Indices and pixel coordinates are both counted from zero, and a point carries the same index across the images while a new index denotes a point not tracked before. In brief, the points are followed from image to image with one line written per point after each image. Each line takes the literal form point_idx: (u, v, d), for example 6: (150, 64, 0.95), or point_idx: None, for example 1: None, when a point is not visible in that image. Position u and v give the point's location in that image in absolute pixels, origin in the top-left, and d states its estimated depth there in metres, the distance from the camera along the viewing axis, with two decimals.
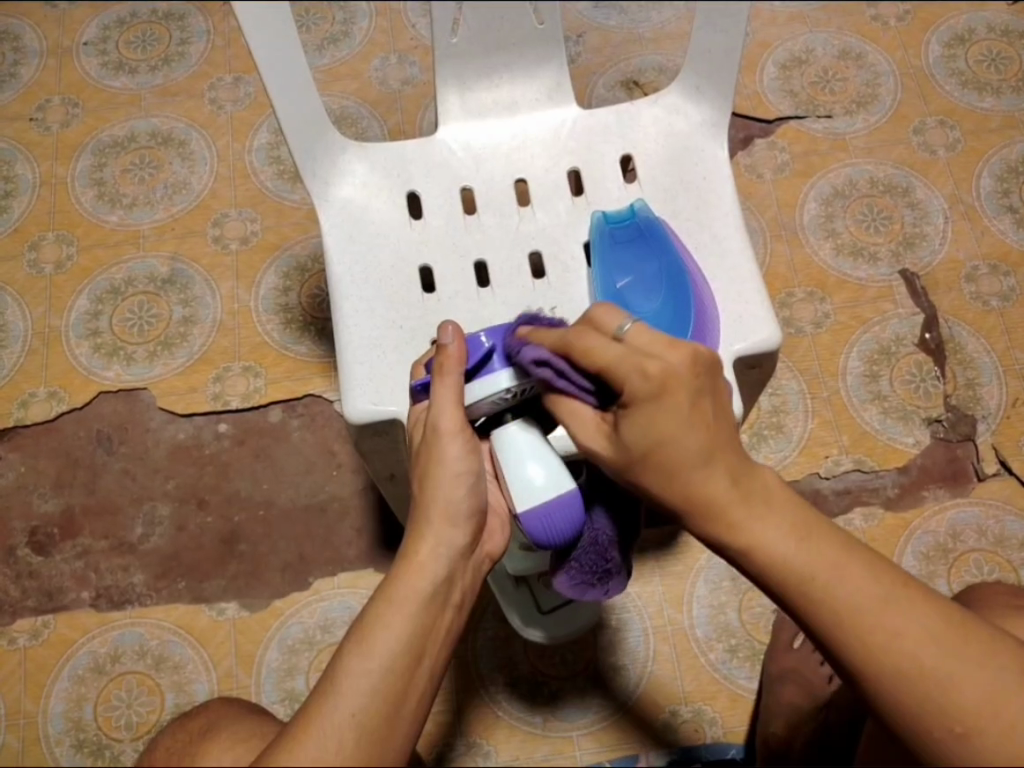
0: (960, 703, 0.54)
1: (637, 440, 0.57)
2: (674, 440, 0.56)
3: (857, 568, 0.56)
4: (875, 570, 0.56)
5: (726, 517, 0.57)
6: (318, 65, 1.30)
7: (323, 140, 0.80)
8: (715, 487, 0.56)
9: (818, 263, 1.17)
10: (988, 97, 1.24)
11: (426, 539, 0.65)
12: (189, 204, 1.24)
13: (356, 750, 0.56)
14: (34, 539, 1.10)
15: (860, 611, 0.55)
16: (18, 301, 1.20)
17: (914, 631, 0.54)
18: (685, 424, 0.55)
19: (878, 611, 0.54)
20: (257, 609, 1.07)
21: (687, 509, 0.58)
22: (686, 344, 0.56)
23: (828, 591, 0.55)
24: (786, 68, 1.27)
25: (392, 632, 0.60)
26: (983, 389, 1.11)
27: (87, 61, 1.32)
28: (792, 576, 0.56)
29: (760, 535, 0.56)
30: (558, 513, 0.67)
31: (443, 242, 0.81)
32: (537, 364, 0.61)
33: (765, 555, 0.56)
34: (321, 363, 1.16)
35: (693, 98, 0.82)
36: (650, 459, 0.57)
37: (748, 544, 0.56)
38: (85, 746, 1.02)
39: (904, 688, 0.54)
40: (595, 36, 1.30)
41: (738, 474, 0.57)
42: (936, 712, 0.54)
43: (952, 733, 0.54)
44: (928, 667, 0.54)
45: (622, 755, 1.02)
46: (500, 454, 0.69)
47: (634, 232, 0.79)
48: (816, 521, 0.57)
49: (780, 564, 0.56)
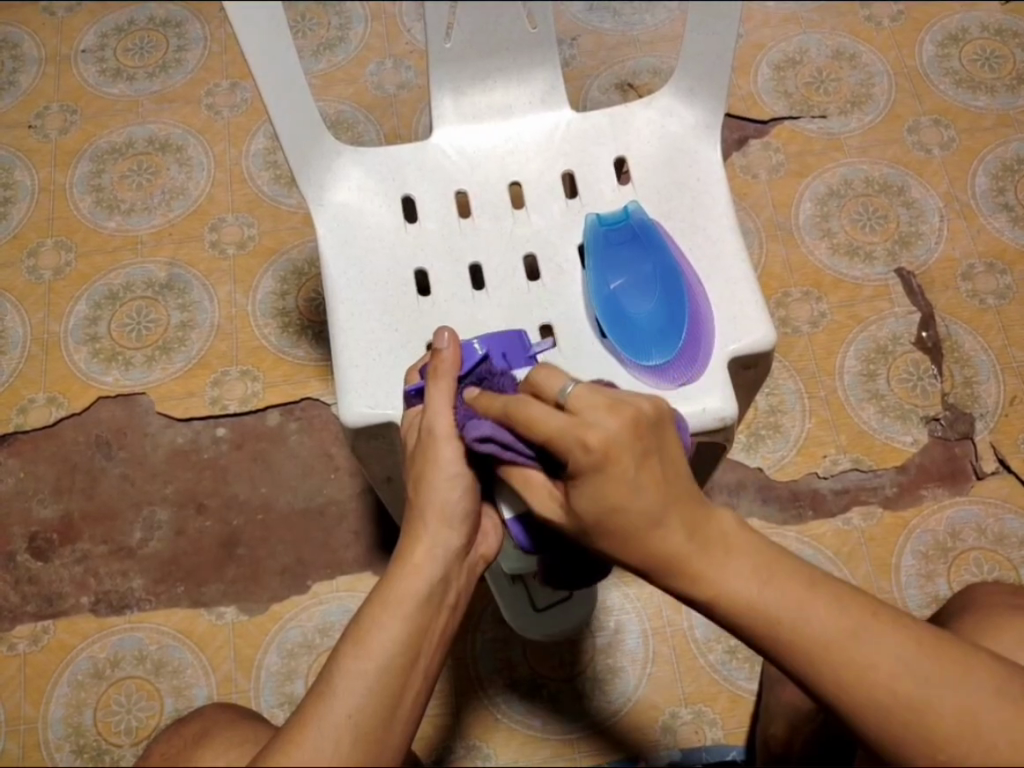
0: (940, 727, 0.53)
1: (586, 510, 0.55)
2: (621, 519, 0.54)
3: (823, 606, 0.54)
4: (843, 605, 0.54)
5: (684, 570, 0.54)
6: (314, 70, 1.31)
7: (317, 146, 0.80)
8: (668, 548, 0.54)
9: (814, 263, 1.17)
10: (982, 96, 1.24)
11: (421, 541, 0.65)
12: (187, 210, 1.25)
13: (351, 750, 0.56)
14: (34, 544, 1.10)
15: (832, 647, 0.53)
16: (17, 308, 1.21)
17: (889, 662, 0.53)
18: (627, 491, 0.53)
19: (847, 646, 0.53)
20: (256, 612, 1.07)
21: (645, 565, 0.55)
22: (627, 406, 0.54)
23: (796, 634, 0.53)
24: (780, 69, 1.27)
25: (388, 633, 0.60)
26: (980, 387, 1.10)
27: (84, 69, 1.33)
28: (757, 623, 0.54)
29: (724, 586, 0.54)
30: (546, 519, 0.67)
31: (438, 245, 0.81)
32: (481, 439, 0.61)
33: (731, 602, 0.54)
34: (319, 367, 1.16)
35: (687, 99, 0.82)
36: (602, 528, 0.55)
37: (710, 593, 0.54)
38: (85, 752, 1.02)
39: (882, 718, 0.53)
40: (590, 39, 1.30)
41: (694, 526, 0.54)
42: (915, 740, 0.53)
43: (932, 758, 0.53)
44: (905, 697, 0.53)
45: (622, 758, 1.02)
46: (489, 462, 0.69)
47: (628, 234, 0.79)
48: (780, 558, 0.55)
49: (744, 607, 0.54)
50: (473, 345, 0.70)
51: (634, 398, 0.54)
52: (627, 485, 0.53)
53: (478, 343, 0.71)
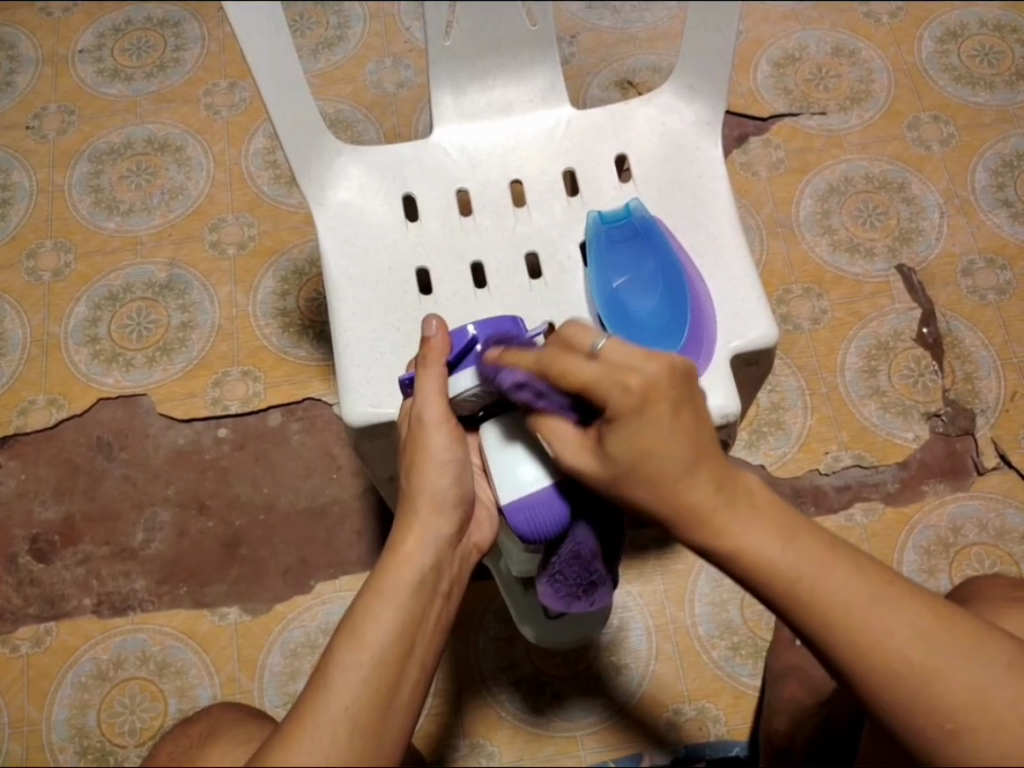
0: (951, 700, 0.54)
1: (624, 457, 0.56)
2: (662, 470, 0.55)
3: (843, 566, 0.55)
4: (860, 573, 0.55)
5: (707, 521, 0.55)
6: (313, 69, 1.30)
7: (317, 144, 0.80)
8: (705, 502, 0.55)
9: (814, 260, 1.17)
10: (981, 92, 1.25)
11: (412, 527, 0.65)
12: (187, 210, 1.24)
13: (350, 741, 0.56)
14: (35, 546, 1.10)
15: (849, 613, 0.54)
16: (17, 310, 1.20)
17: (904, 629, 0.54)
18: (671, 439, 0.55)
19: (865, 608, 0.54)
20: (259, 612, 1.07)
21: (673, 518, 0.56)
22: (663, 354, 0.55)
23: (816, 593, 0.54)
24: (780, 66, 1.28)
25: (381, 623, 0.60)
26: (981, 383, 1.11)
27: (82, 69, 1.33)
28: (779, 584, 0.55)
29: (746, 542, 0.55)
30: (545, 509, 0.68)
31: (439, 244, 0.81)
32: (516, 386, 0.62)
33: (751, 560, 0.55)
34: (320, 367, 1.16)
35: (687, 97, 0.82)
36: (640, 473, 0.56)
37: (733, 549, 0.55)
38: (89, 753, 1.02)
39: (896, 685, 0.54)
40: (589, 37, 1.30)
41: (724, 480, 0.55)
42: (926, 709, 0.54)
43: (942, 730, 0.55)
44: (920, 666, 0.54)
45: (626, 754, 1.02)
46: (488, 449, 0.69)
47: (630, 231, 0.79)
48: (802, 522, 0.56)
49: (767, 568, 0.55)
50: (465, 326, 0.69)
51: (671, 349, 0.55)
52: (671, 430, 0.55)
53: (473, 325, 0.69)
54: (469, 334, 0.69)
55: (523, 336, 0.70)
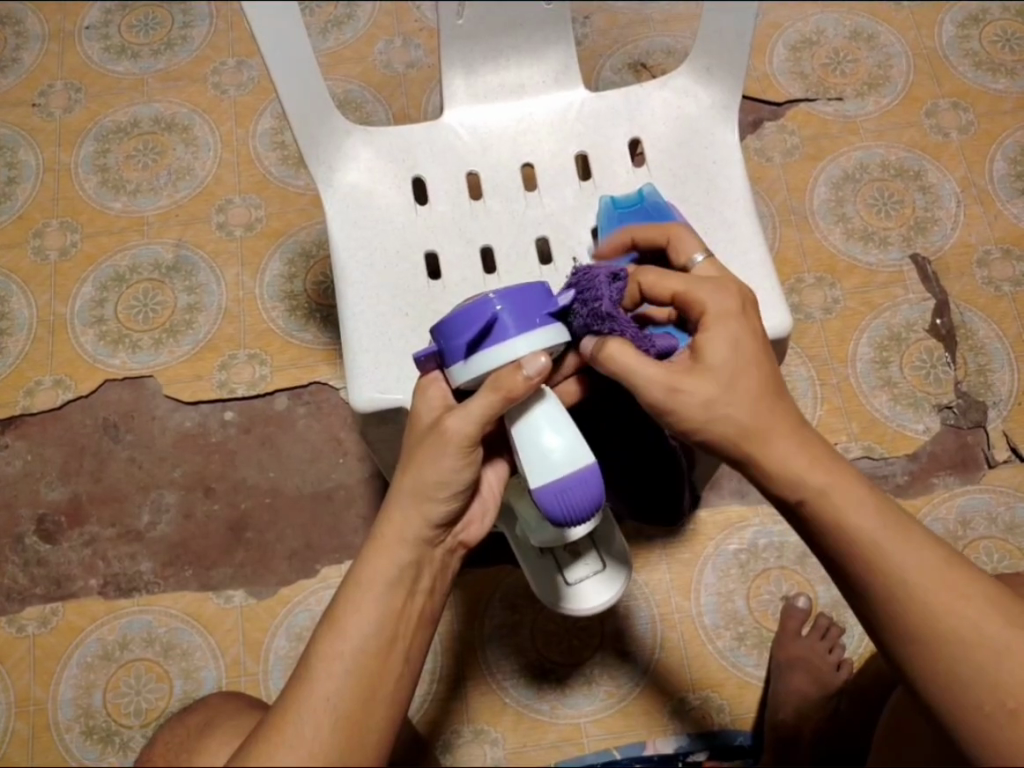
0: (1014, 681, 0.59)
1: (721, 363, 0.62)
2: (748, 378, 0.62)
3: (919, 538, 0.61)
4: (930, 545, 0.61)
5: (785, 471, 0.62)
6: (322, 48, 1.29)
7: (327, 125, 0.79)
8: (790, 444, 0.62)
9: (827, 248, 1.16)
10: (1002, 78, 1.22)
11: (394, 521, 0.63)
12: (193, 191, 1.23)
13: (333, 732, 0.57)
14: (42, 526, 1.10)
15: (923, 576, 0.60)
16: (23, 289, 1.20)
17: (971, 599, 0.60)
18: (757, 360, 0.63)
19: (939, 573, 0.60)
20: (264, 596, 1.07)
21: (755, 456, 0.62)
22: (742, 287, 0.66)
23: (891, 549, 0.61)
24: (796, 49, 1.25)
25: (362, 614, 0.61)
26: (994, 375, 1.09)
27: (89, 46, 1.31)
28: (853, 532, 0.61)
29: (828, 490, 0.61)
30: (577, 491, 0.64)
31: (448, 227, 0.80)
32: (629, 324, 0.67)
33: (835, 516, 0.61)
34: (327, 351, 1.15)
35: (704, 80, 0.80)
36: (733, 382, 0.62)
37: (816, 493, 0.62)
38: (94, 733, 1.03)
39: (962, 653, 0.60)
40: (603, 18, 1.28)
41: (803, 427, 0.64)
42: (988, 683, 0.59)
43: (1005, 710, 0.59)
44: (984, 636, 0.60)
45: (631, 742, 1.02)
46: (515, 429, 0.65)
47: (643, 217, 0.77)
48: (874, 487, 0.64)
49: (843, 518, 0.61)
50: (486, 297, 0.63)
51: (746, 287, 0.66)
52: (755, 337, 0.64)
53: (495, 296, 0.63)
54: (492, 309, 0.63)
55: (544, 311, 0.65)
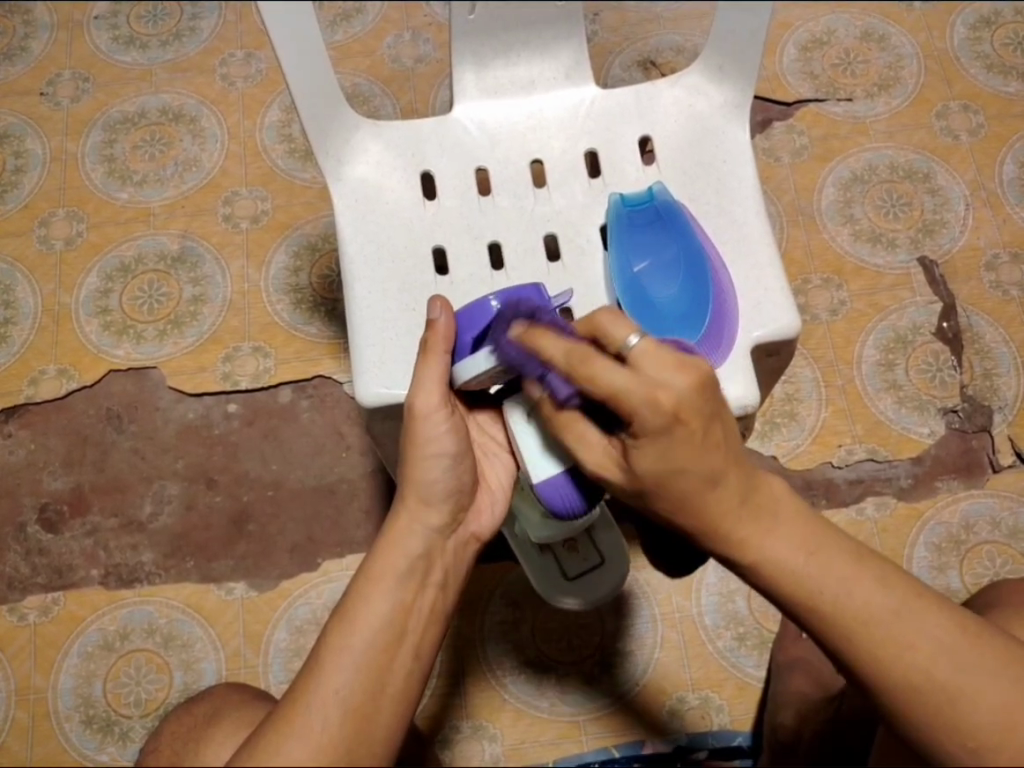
0: (973, 722, 0.59)
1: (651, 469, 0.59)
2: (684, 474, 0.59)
3: (873, 586, 0.60)
4: (881, 595, 0.60)
5: (730, 539, 0.61)
6: (331, 42, 1.28)
7: (336, 118, 0.78)
8: (729, 519, 0.60)
9: (834, 250, 1.15)
10: (1013, 81, 1.22)
11: (401, 515, 0.65)
12: (199, 183, 1.23)
13: (339, 724, 0.57)
14: (45, 515, 1.10)
15: (874, 631, 0.59)
16: (28, 278, 1.20)
17: (928, 647, 0.59)
18: (696, 455, 0.58)
19: (892, 624, 0.59)
20: (265, 588, 1.07)
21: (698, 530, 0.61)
22: (692, 366, 0.58)
23: (840, 608, 0.60)
24: (807, 49, 1.25)
25: (371, 607, 0.61)
26: (1000, 380, 1.09)
27: (97, 35, 1.31)
28: (799, 593, 0.60)
29: (769, 556, 0.60)
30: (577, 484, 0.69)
31: (456, 223, 0.79)
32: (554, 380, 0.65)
33: (780, 578, 0.60)
34: (331, 345, 1.15)
35: (716, 79, 0.80)
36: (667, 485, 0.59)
37: (756, 560, 0.61)
38: (94, 722, 1.03)
39: (921, 702, 0.60)
40: (613, 15, 1.28)
41: (747, 491, 0.60)
42: (947, 725, 0.60)
43: (965, 748, 0.60)
44: (942, 682, 0.59)
45: (630, 741, 1.02)
46: (514, 429, 0.70)
47: (652, 215, 0.77)
48: (826, 534, 0.61)
49: (788, 580, 0.60)
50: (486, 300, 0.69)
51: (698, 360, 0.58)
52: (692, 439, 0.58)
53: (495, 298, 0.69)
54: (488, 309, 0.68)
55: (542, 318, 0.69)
